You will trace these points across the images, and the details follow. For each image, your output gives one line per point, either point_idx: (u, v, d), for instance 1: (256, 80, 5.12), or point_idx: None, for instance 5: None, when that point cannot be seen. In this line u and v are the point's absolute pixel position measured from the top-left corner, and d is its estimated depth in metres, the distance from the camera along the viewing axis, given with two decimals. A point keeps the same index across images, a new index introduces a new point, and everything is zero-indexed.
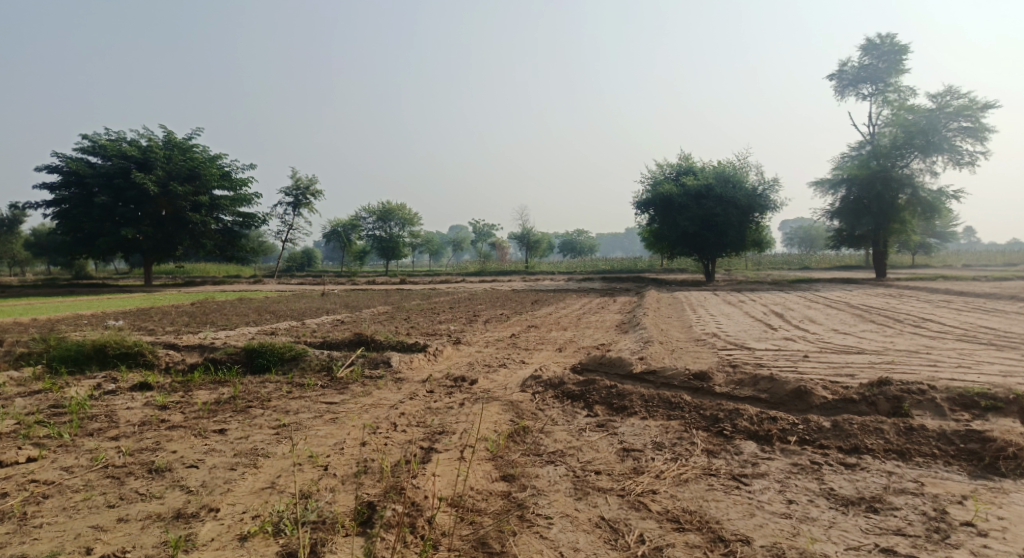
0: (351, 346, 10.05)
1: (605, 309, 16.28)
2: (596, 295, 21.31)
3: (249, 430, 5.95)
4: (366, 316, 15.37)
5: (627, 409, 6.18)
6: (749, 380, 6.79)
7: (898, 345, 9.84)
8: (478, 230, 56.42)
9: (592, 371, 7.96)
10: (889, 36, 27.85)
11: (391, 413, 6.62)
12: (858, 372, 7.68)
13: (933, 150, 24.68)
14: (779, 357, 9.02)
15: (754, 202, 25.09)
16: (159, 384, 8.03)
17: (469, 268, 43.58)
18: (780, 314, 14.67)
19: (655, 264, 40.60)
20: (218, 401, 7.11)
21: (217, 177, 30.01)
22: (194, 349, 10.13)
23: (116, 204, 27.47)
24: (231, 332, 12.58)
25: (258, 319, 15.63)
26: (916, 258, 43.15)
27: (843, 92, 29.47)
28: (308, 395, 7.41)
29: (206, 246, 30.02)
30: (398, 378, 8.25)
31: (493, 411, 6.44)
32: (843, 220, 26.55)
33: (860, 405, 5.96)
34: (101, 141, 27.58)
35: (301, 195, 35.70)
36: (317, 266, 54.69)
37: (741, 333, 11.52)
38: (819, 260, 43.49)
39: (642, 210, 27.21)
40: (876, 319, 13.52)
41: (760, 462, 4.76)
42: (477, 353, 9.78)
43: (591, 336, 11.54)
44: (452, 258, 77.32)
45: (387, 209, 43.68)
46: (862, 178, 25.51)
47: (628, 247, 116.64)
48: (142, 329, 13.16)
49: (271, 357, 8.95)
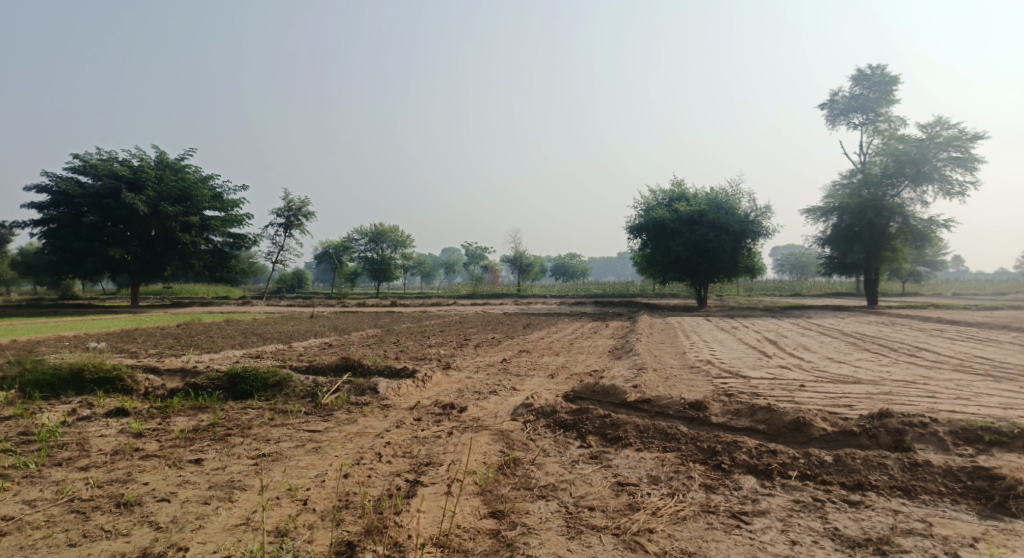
0: (337, 371, 9.81)
1: (597, 334, 16.09)
2: (588, 320, 21.12)
3: (226, 460, 5.70)
4: (355, 339, 15.12)
5: (621, 439, 5.97)
6: (746, 410, 6.60)
7: (894, 375, 9.70)
8: (470, 253, 56.34)
9: (585, 399, 7.75)
10: (879, 67, 28.22)
11: (376, 442, 6.38)
12: (856, 403, 7.51)
13: (923, 180, 24.85)
14: (775, 386, 8.85)
15: (746, 228, 25.12)
16: (136, 411, 7.76)
17: (461, 291, 43.36)
18: (774, 341, 14.51)
19: (647, 289, 40.53)
20: (196, 429, 6.86)
21: (208, 198, 29.85)
22: (175, 373, 9.87)
23: (105, 224, 27.17)
24: (216, 355, 12.31)
25: (245, 341, 15.35)
26: (906, 286, 43.31)
27: (834, 121, 29.77)
28: (290, 423, 7.16)
29: (195, 267, 29.71)
30: (385, 405, 8.01)
31: (483, 440, 6.21)
32: (834, 248, 26.59)
33: (861, 438, 5.78)
34: (92, 161, 27.37)
35: (293, 216, 35.53)
36: (308, 287, 54.34)
37: (735, 360, 11.35)
38: (810, 287, 43.56)
39: (634, 235, 27.19)
40: (871, 347, 13.39)
41: (761, 499, 4.56)
42: (467, 379, 9.56)
43: (584, 361, 11.35)
44: (444, 280, 77.12)
45: (380, 231, 43.51)
46: (854, 206, 25.63)
47: (620, 272, 116.85)
48: (124, 352, 12.86)
49: (254, 382, 8.69)
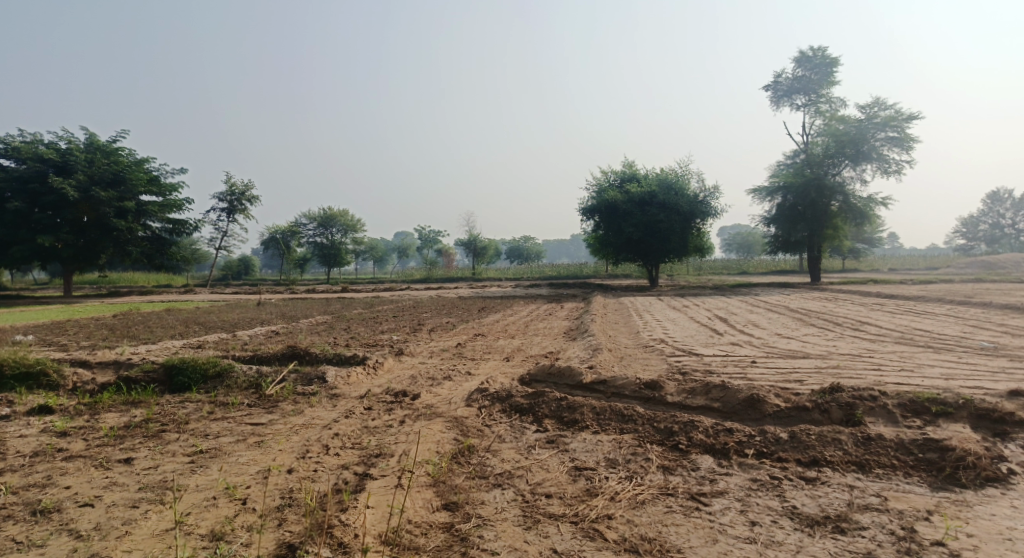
0: (283, 360, 9.42)
1: (552, 316, 16.04)
2: (543, 302, 21.07)
3: (159, 458, 5.34)
4: (304, 326, 14.65)
5: (577, 422, 5.84)
6: (701, 388, 6.57)
7: (841, 349, 9.89)
8: (423, 237, 55.69)
9: (540, 382, 7.61)
10: (820, 49, 28.77)
11: (323, 433, 6.09)
12: (807, 378, 7.60)
13: (863, 159, 25.58)
14: (728, 363, 8.90)
15: (696, 209, 25.44)
16: (62, 408, 7.25)
17: (414, 275, 42.79)
18: (725, 319, 14.71)
19: (600, 270, 40.79)
20: (126, 426, 6.43)
21: (144, 182, 28.46)
22: (108, 366, 9.32)
23: (32, 210, 25.60)
24: (154, 346, 11.71)
25: (186, 331, 14.70)
26: (847, 263, 44.87)
27: (778, 102, 30.33)
28: (231, 416, 6.79)
29: (133, 254, 28.36)
30: (334, 394, 7.71)
31: (436, 428, 6.01)
32: (779, 227, 27.19)
33: (814, 413, 5.80)
34: (14, 143, 25.67)
35: (236, 200, 34.28)
36: (255, 274, 52.79)
37: (688, 339, 11.42)
38: (757, 265, 44.63)
39: (586, 217, 27.22)
40: (818, 322, 13.70)
41: (719, 479, 4.49)
42: (420, 365, 9.31)
43: (539, 343, 11.23)
44: (397, 264, 76.16)
45: (329, 215, 42.41)
46: (797, 185, 26.24)
47: (573, 254, 117.73)
48: (54, 345, 12.12)
49: (193, 374, 8.25)
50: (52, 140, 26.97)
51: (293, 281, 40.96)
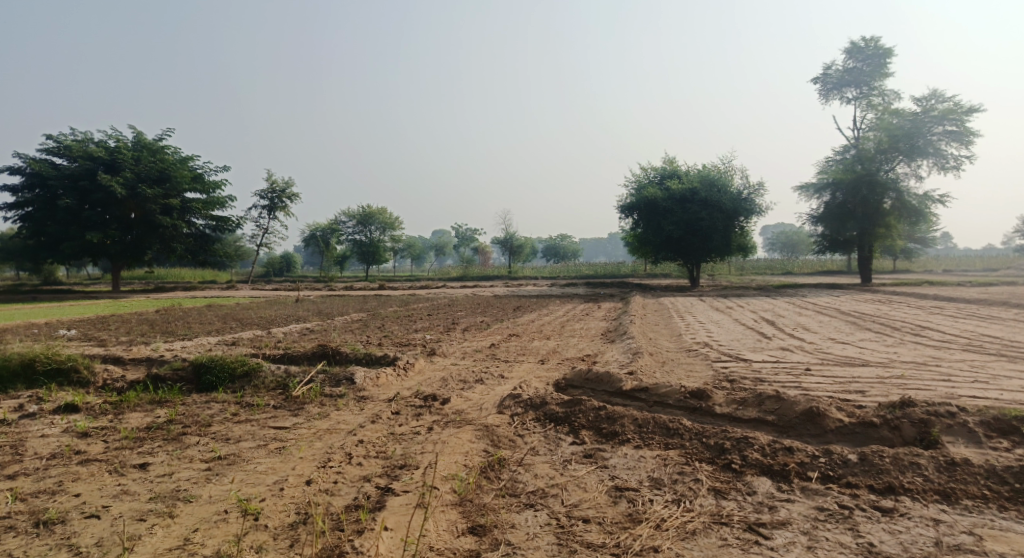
0: (313, 360, 9.17)
1: (590, 316, 15.54)
2: (580, 301, 20.55)
3: (174, 465, 5.08)
4: (338, 323, 14.48)
5: (618, 435, 5.39)
6: (753, 399, 6.07)
7: (903, 356, 9.17)
8: (460, 234, 55.69)
9: (577, 387, 7.17)
10: (873, 39, 27.51)
11: (347, 440, 5.77)
12: (869, 389, 6.96)
13: (918, 155, 24.32)
14: (779, 370, 8.29)
15: (740, 206, 24.55)
16: (88, 407, 7.10)
17: (451, 273, 42.67)
18: (772, 321, 13.98)
19: (638, 269, 40.10)
20: (148, 427, 6.21)
21: (189, 180, 28.90)
22: (140, 363, 9.22)
23: (82, 207, 26.17)
24: (189, 342, 11.64)
25: (223, 327, 14.70)
26: (897, 264, 43.12)
27: (827, 96, 29.16)
28: (254, 419, 6.52)
29: (178, 250, 28.81)
30: (362, 396, 7.40)
31: (466, 437, 5.64)
32: (827, 225, 26.09)
33: (883, 430, 5.24)
34: (66, 142, 26.29)
35: (277, 198, 34.62)
36: (297, 270, 53.54)
37: (734, 343, 10.81)
38: (801, 265, 43.23)
39: (625, 215, 26.60)
40: (873, 327, 12.90)
41: (779, 506, 3.99)
42: (452, 366, 8.95)
43: (576, 345, 10.76)
44: (435, 262, 76.34)
45: (368, 213, 42.54)
46: (847, 182, 25.11)
47: (612, 253, 116.64)
48: (92, 341, 12.16)
49: (220, 373, 8.04)
50: (101, 139, 27.58)
51: (332, 278, 41.23)
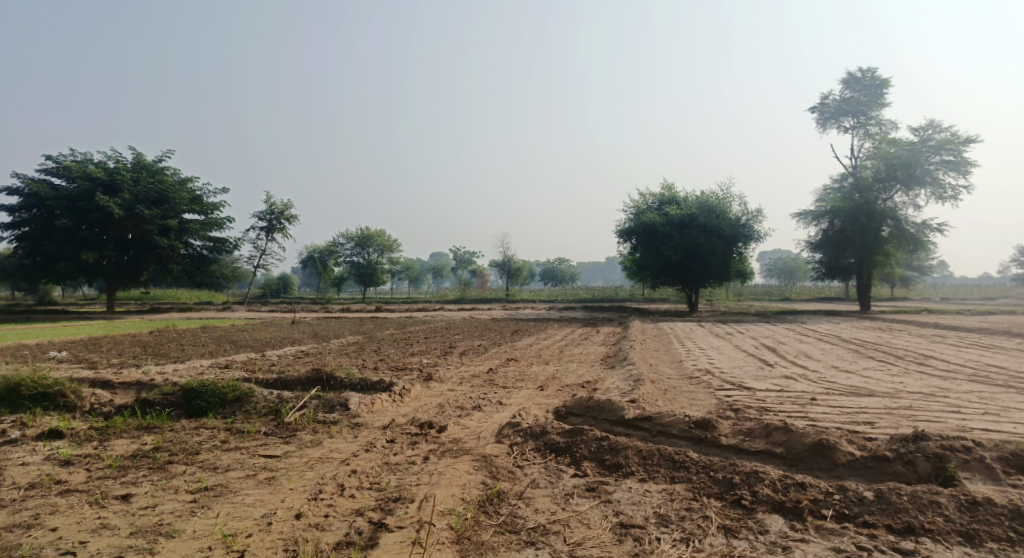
0: (307, 385, 8.96)
1: (589, 341, 15.36)
2: (578, 325, 20.38)
3: (158, 496, 4.86)
4: (334, 347, 14.27)
5: (622, 467, 5.19)
6: (760, 430, 5.89)
7: (909, 386, 9.00)
8: (457, 258, 55.64)
9: (578, 416, 6.98)
10: (870, 70, 27.74)
11: (340, 470, 5.56)
12: (878, 420, 6.79)
13: (916, 184, 24.34)
14: (784, 399, 8.11)
15: (738, 232, 24.49)
16: (73, 433, 6.87)
17: (449, 296, 42.45)
18: (773, 349, 13.81)
19: (636, 294, 39.97)
20: (133, 455, 5.98)
21: (187, 201, 28.82)
22: (130, 387, 8.99)
23: (79, 227, 26.03)
24: (181, 365, 11.42)
25: (216, 349, 14.48)
26: (895, 291, 43.09)
27: (825, 124, 29.31)
28: (244, 447, 6.30)
29: (174, 271, 28.62)
30: (356, 423, 7.19)
31: (465, 468, 5.44)
32: (826, 252, 26.05)
33: (896, 465, 5.08)
34: (65, 162, 26.21)
35: (275, 219, 34.53)
36: (293, 292, 53.32)
37: (737, 370, 10.61)
38: (799, 291, 43.14)
39: (624, 239, 26.53)
40: (877, 355, 12.73)
41: (793, 547, 3.84)
42: (449, 392, 8.73)
43: (575, 371, 10.56)
44: (432, 285, 76.20)
45: (366, 235, 42.48)
46: (846, 210, 25.10)
47: (610, 278, 116.75)
48: (82, 362, 11.94)
49: (211, 399, 7.82)
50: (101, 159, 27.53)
51: (329, 300, 41.01)
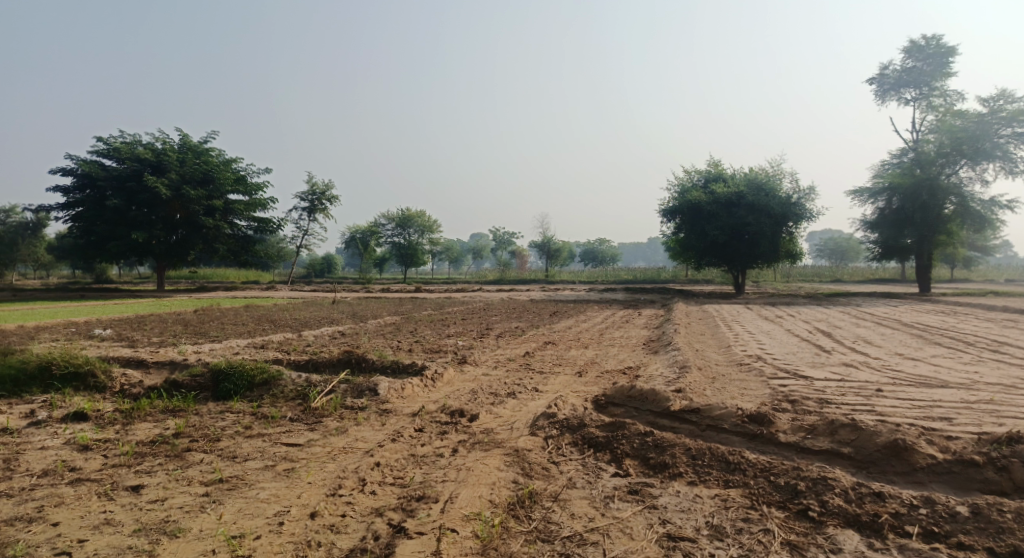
0: (337, 367, 8.67)
1: (630, 323, 14.78)
2: (620, 307, 19.81)
3: (169, 488, 4.58)
4: (371, 327, 14.05)
5: (669, 467, 4.69)
6: (824, 427, 5.32)
7: (986, 376, 8.22)
8: (497, 238, 55.24)
9: (619, 405, 6.48)
10: (934, 37, 25.95)
11: (363, 462, 5.20)
12: (956, 416, 6.10)
13: (983, 158, 22.68)
14: (846, 390, 7.43)
15: (789, 211, 23.33)
16: (98, 415, 6.71)
17: (490, 276, 42.05)
18: (828, 333, 12.99)
19: (680, 275, 38.94)
20: (152, 440, 5.74)
21: (231, 181, 29.03)
22: (163, 367, 8.88)
23: (129, 207, 26.51)
24: (217, 345, 11.32)
25: (254, 328, 14.44)
26: (955, 273, 41.09)
27: (883, 96, 27.67)
28: (267, 434, 6.00)
29: (220, 251, 28.94)
30: (385, 409, 6.83)
31: (495, 463, 5.02)
32: (882, 232, 24.70)
33: (988, 471, 4.51)
34: (115, 144, 26.64)
35: (317, 200, 34.66)
36: (336, 272, 53.80)
37: (790, 357, 9.92)
38: (852, 272, 41.40)
39: (668, 219, 25.66)
40: (944, 341, 11.82)
41: None
42: (483, 377, 8.32)
43: (616, 356, 10.03)
44: (473, 265, 76.11)
45: (407, 215, 42.36)
46: (905, 187, 23.67)
47: (651, 258, 115.17)
48: (123, 341, 11.98)
49: (238, 381, 7.58)
50: (149, 141, 27.91)
51: (371, 280, 41.10)
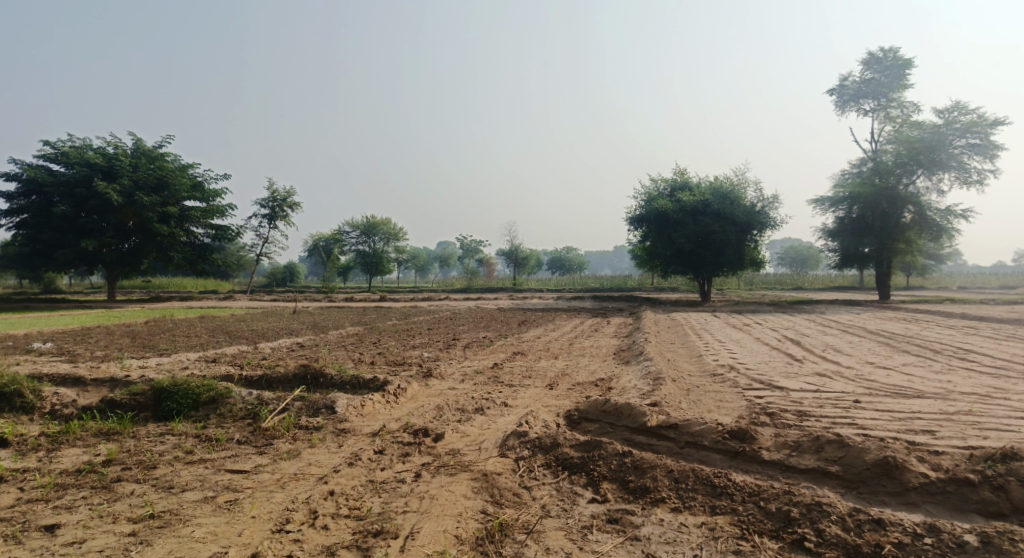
0: (292, 383, 8.12)
1: (599, 332, 14.48)
2: (588, 316, 19.59)
3: (92, 527, 4.11)
4: (332, 338, 13.46)
5: (650, 492, 4.41)
6: (809, 444, 5.03)
7: (961, 385, 8.08)
8: (464, 247, 54.77)
9: (593, 421, 6.12)
10: (891, 49, 26.50)
11: (316, 490, 4.73)
12: (939, 428, 5.89)
13: (939, 168, 23.07)
14: (824, 402, 7.19)
15: (753, 219, 23.42)
16: (20, 440, 6.07)
17: (456, 285, 41.50)
18: (798, 341, 12.86)
19: (646, 283, 38.97)
20: (78, 469, 5.15)
21: (187, 187, 28.01)
22: (103, 384, 8.22)
23: (77, 214, 25.30)
24: (165, 359, 10.64)
25: (208, 340, 13.69)
26: (912, 280, 42.15)
27: (843, 107, 28.14)
28: (211, 459, 5.47)
29: (175, 260, 27.83)
30: (343, 429, 6.35)
31: (462, 490, 4.62)
32: (843, 240, 25.01)
33: (983, 491, 4.27)
34: (63, 148, 25.43)
35: (278, 207, 33.73)
36: (299, 280, 52.51)
37: (763, 366, 9.69)
38: (812, 280, 42.06)
39: (634, 227, 25.55)
40: (912, 349, 11.78)
41: None
42: (449, 391, 7.88)
43: (587, 367, 9.69)
44: (439, 273, 75.37)
45: (372, 223, 41.51)
46: (865, 196, 24.02)
47: (617, 266, 116.05)
48: (64, 356, 11.21)
49: (183, 400, 6.99)
50: (100, 145, 26.76)
51: (334, 289, 40.13)
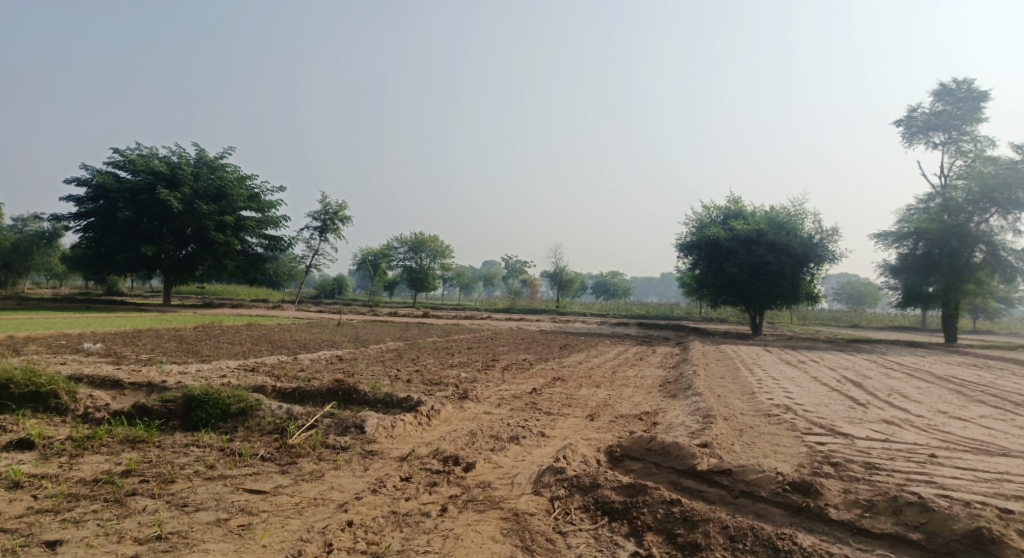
0: (324, 399, 7.85)
1: (645, 361, 13.88)
2: (632, 343, 18.97)
3: (96, 548, 3.89)
4: (371, 353, 13.26)
5: (702, 550, 4.03)
6: (884, 504, 4.47)
7: None
8: (509, 267, 54.56)
9: (637, 460, 5.63)
10: (965, 81, 25.25)
11: (333, 519, 4.41)
12: None
13: (1015, 207, 21.66)
14: (896, 454, 6.51)
15: (811, 252, 22.42)
16: (46, 444, 5.95)
17: (499, 305, 41.14)
18: (859, 383, 12.03)
19: (694, 312, 37.91)
20: (94, 479, 4.95)
21: (244, 198, 28.60)
22: (140, 388, 8.13)
23: (139, 220, 26.07)
24: (205, 365, 10.57)
25: (249, 348, 13.67)
26: (979, 324, 39.93)
27: (911, 139, 26.92)
28: (230, 476, 5.20)
29: (228, 267, 28.30)
30: (370, 452, 6.01)
31: (490, 531, 4.27)
32: (906, 278, 23.68)
33: None
34: (131, 156, 26.36)
35: (329, 220, 34.22)
36: (347, 293, 53.10)
37: (823, 409, 8.98)
38: (870, 317, 40.20)
39: (684, 254, 24.83)
40: (987, 399, 10.84)
41: None
42: (484, 416, 7.47)
43: (631, 398, 9.15)
44: (484, 292, 75.46)
45: (420, 240, 41.72)
46: (933, 232, 22.75)
47: (664, 293, 114.46)
48: (109, 357, 11.30)
49: (212, 410, 6.77)
50: (165, 154, 27.63)
51: (380, 303, 40.34)
